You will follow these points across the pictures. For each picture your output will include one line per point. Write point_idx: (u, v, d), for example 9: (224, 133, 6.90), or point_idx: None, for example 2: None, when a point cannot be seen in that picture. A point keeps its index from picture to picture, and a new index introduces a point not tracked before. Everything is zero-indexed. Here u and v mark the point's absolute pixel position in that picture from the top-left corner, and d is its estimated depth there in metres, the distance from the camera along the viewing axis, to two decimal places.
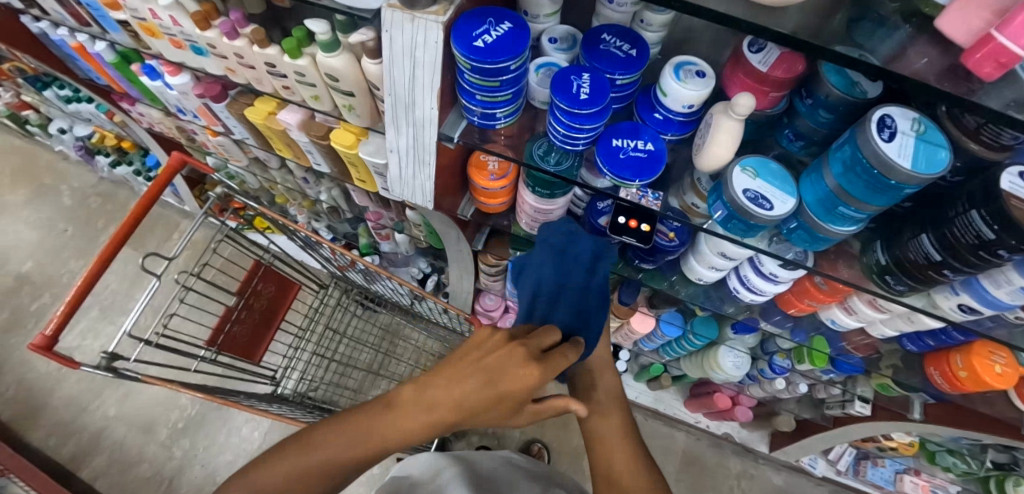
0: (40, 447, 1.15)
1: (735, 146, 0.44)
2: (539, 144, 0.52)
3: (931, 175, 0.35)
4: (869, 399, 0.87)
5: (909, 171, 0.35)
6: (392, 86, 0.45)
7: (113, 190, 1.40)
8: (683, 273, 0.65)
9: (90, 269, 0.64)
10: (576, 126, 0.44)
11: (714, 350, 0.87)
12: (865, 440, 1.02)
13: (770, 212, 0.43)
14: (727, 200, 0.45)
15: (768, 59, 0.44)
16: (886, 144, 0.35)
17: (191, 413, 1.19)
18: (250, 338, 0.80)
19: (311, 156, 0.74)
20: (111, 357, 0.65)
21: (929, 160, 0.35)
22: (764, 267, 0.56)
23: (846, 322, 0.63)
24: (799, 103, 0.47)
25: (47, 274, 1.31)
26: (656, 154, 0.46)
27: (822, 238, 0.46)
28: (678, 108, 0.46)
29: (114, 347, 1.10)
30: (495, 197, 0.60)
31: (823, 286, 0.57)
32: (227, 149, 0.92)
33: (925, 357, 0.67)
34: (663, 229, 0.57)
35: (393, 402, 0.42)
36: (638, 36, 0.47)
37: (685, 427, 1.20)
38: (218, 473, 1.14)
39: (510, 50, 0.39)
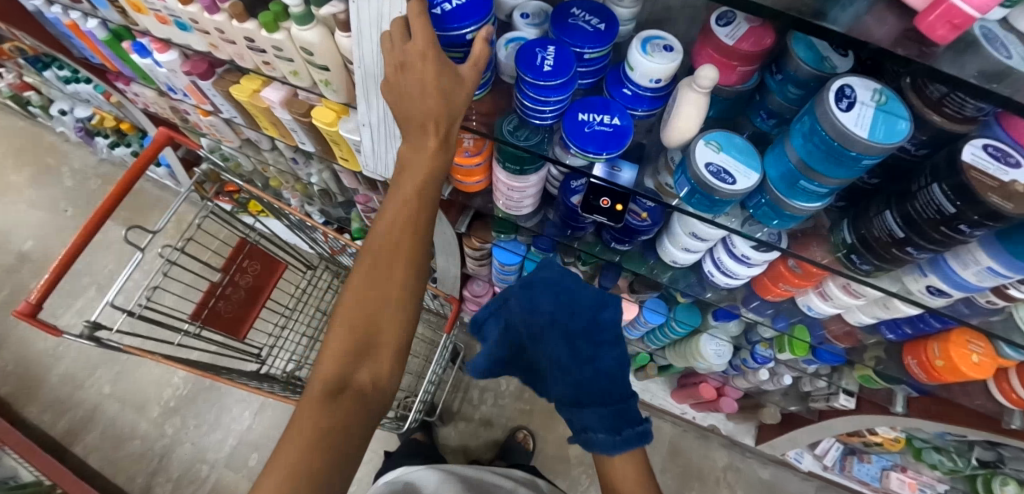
0: (36, 422, 1.18)
1: (700, 119, 0.44)
2: (509, 120, 0.51)
3: (889, 144, 0.34)
4: (854, 391, 0.87)
5: (866, 140, 0.34)
6: (361, 57, 0.45)
7: (112, 172, 1.42)
8: (659, 257, 0.65)
9: (74, 239, 0.65)
10: (542, 99, 0.44)
11: (696, 338, 0.86)
12: (852, 435, 1.01)
13: (733, 186, 0.43)
14: (692, 177, 0.44)
15: (734, 34, 0.44)
16: (843, 114, 0.35)
17: (183, 392, 1.21)
18: (236, 314, 0.81)
19: (296, 134, 0.74)
20: (93, 326, 0.66)
21: (888, 130, 0.35)
22: (737, 248, 0.56)
23: (823, 309, 0.62)
24: (770, 79, 0.47)
25: (46, 253, 1.33)
26: (622, 128, 0.46)
27: (789, 215, 0.46)
28: (646, 83, 0.46)
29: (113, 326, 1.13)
30: (472, 176, 0.60)
31: (797, 270, 0.57)
32: (219, 129, 0.93)
33: (905, 346, 0.66)
34: (636, 209, 0.57)
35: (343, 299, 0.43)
36: (609, 12, 0.48)
37: (672, 418, 1.19)
38: (208, 452, 1.16)
39: (472, 20, 0.39)
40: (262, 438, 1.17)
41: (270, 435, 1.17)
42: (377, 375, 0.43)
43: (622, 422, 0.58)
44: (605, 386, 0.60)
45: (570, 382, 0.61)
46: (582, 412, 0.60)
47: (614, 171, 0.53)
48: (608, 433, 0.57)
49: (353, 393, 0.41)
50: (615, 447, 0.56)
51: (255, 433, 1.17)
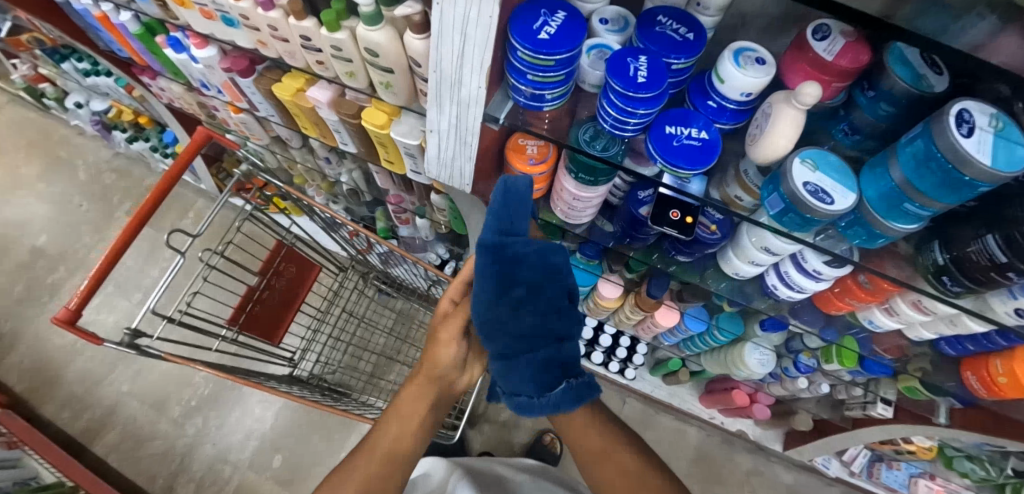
0: (53, 421, 1.15)
1: (796, 136, 0.43)
2: (585, 129, 0.49)
3: (1009, 172, 0.33)
4: (892, 401, 0.86)
5: (986, 167, 0.33)
6: (438, 62, 0.43)
7: (127, 166, 1.39)
8: (719, 268, 0.64)
9: (115, 243, 0.63)
10: (630, 110, 0.43)
11: (738, 346, 0.85)
12: (883, 442, 1.01)
13: (831, 206, 0.42)
14: (785, 193, 0.43)
15: (831, 49, 0.43)
16: (964, 139, 0.34)
17: (204, 392, 1.19)
18: (272, 320, 0.79)
19: (338, 135, 0.72)
20: (134, 334, 0.64)
21: (1009, 157, 0.34)
22: (808, 263, 0.55)
23: (885, 323, 0.62)
24: (859, 96, 0.46)
25: (61, 248, 1.30)
26: (710, 143, 0.45)
27: (880, 235, 0.45)
28: (734, 96, 0.45)
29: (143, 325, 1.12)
30: (529, 183, 0.58)
31: (866, 285, 0.56)
32: (249, 126, 0.91)
33: (962, 360, 0.65)
34: (704, 221, 0.56)
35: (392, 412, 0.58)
36: (695, 21, 0.46)
37: (698, 423, 1.19)
38: (230, 452, 1.14)
39: (569, 41, 0.40)
40: (286, 439, 1.16)
41: (292, 436, 1.15)
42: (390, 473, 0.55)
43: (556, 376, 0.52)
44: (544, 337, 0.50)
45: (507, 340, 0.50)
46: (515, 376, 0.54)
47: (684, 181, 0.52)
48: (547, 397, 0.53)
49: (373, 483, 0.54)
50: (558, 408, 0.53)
51: (278, 434, 1.16)
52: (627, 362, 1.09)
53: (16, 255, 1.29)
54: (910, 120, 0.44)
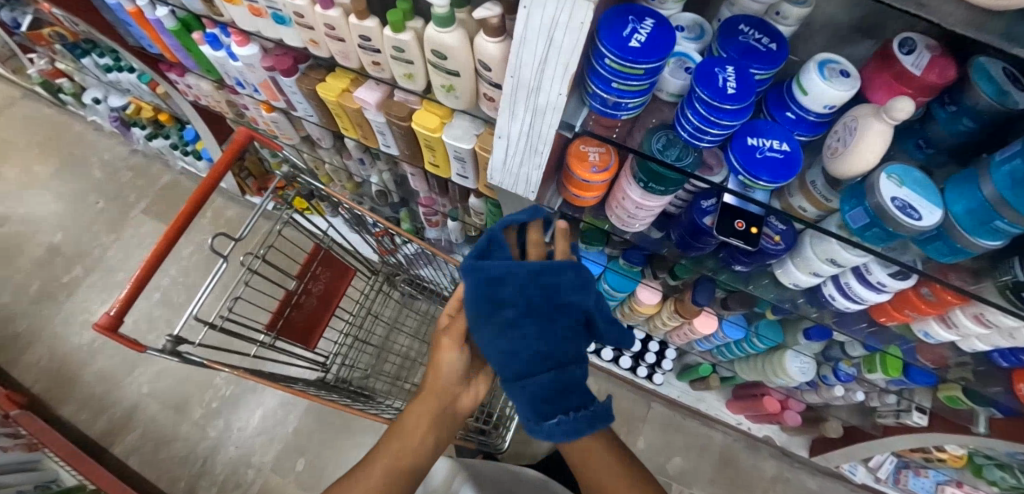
0: (73, 421, 1.15)
1: (882, 150, 0.42)
2: (657, 137, 0.48)
3: None
4: (927, 409, 0.86)
5: None
6: (517, 67, 0.41)
7: (144, 164, 1.42)
8: (775, 279, 0.63)
9: (157, 248, 0.61)
10: (714, 121, 0.42)
11: (779, 353, 0.85)
12: (913, 450, 1.00)
13: (919, 221, 0.41)
14: (870, 205, 0.43)
15: (917, 63, 0.43)
16: None
17: (225, 393, 1.19)
18: (308, 324, 0.78)
19: (382, 137, 0.70)
20: (176, 341, 0.62)
21: None
22: (871, 275, 0.54)
23: (941, 335, 0.61)
24: (939, 110, 0.45)
25: (78, 246, 1.33)
26: (792, 156, 0.44)
27: (964, 251, 0.44)
28: (816, 108, 0.44)
29: (183, 334, 1.10)
30: (589, 190, 0.57)
31: (930, 297, 0.55)
32: (280, 125, 0.89)
33: (1014, 371, 0.62)
34: (769, 231, 0.55)
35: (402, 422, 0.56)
36: (775, 29, 0.45)
37: (723, 428, 1.20)
38: (252, 455, 1.14)
39: (660, 51, 0.38)
40: (310, 441, 1.15)
41: (315, 438, 1.15)
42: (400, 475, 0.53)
43: (574, 400, 0.54)
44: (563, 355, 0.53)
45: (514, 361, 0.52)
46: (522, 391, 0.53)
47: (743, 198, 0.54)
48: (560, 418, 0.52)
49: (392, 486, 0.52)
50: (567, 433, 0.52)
51: (301, 437, 1.15)
52: (656, 368, 1.10)
53: (32, 253, 1.32)
54: (996, 134, 0.43)
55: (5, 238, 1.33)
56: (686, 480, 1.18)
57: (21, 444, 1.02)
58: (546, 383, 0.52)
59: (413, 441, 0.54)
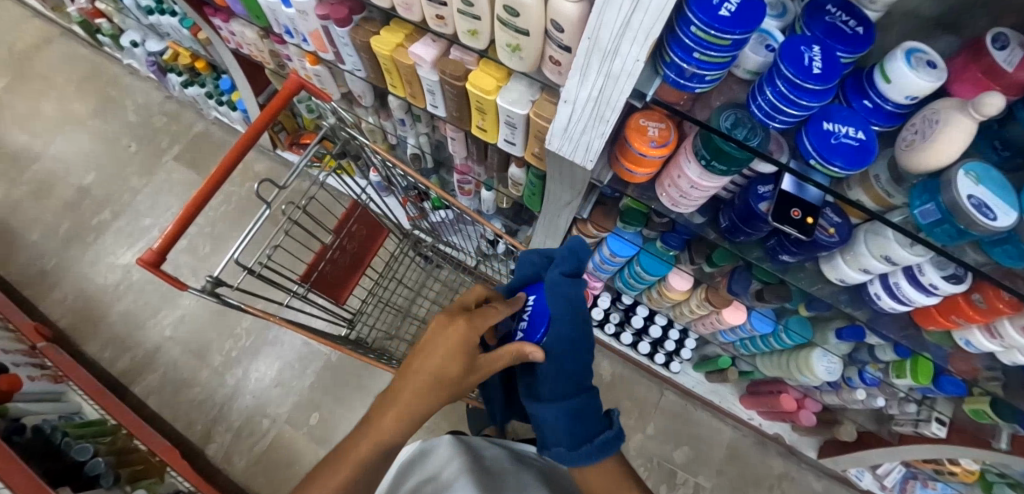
0: (96, 358, 1.18)
1: (965, 145, 0.40)
2: (726, 115, 0.46)
3: None
4: (947, 421, 0.87)
5: None
6: (595, 29, 0.38)
7: (178, 111, 1.42)
8: (821, 273, 0.63)
9: (199, 191, 0.61)
10: (793, 101, 0.41)
11: (807, 351, 0.86)
12: (925, 461, 1.01)
13: (994, 222, 0.40)
14: (943, 200, 0.41)
15: (1010, 59, 0.40)
16: None
17: (246, 343, 1.21)
18: (339, 280, 0.79)
19: (431, 97, 0.70)
20: (216, 282, 0.63)
21: None
22: (924, 276, 0.53)
23: (984, 345, 0.60)
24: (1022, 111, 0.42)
25: (108, 189, 1.34)
26: (868, 144, 0.42)
27: None
28: (897, 98, 0.42)
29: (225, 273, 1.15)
30: (643, 166, 0.56)
31: (981, 304, 0.53)
32: (323, 80, 0.89)
33: None
34: (823, 223, 0.54)
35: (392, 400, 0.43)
36: (862, 13, 0.43)
37: (734, 422, 1.26)
38: (268, 406, 1.16)
39: (751, 22, 0.37)
40: (326, 397, 1.18)
41: (332, 394, 1.17)
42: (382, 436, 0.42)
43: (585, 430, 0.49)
44: (572, 382, 0.51)
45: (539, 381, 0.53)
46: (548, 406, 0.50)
47: (801, 184, 0.53)
48: (568, 445, 0.48)
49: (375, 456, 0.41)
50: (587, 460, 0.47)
51: (319, 393, 1.18)
52: (674, 355, 1.16)
53: (63, 193, 1.33)
54: None
55: (38, 175, 1.35)
56: (693, 467, 1.23)
57: (47, 374, 1.04)
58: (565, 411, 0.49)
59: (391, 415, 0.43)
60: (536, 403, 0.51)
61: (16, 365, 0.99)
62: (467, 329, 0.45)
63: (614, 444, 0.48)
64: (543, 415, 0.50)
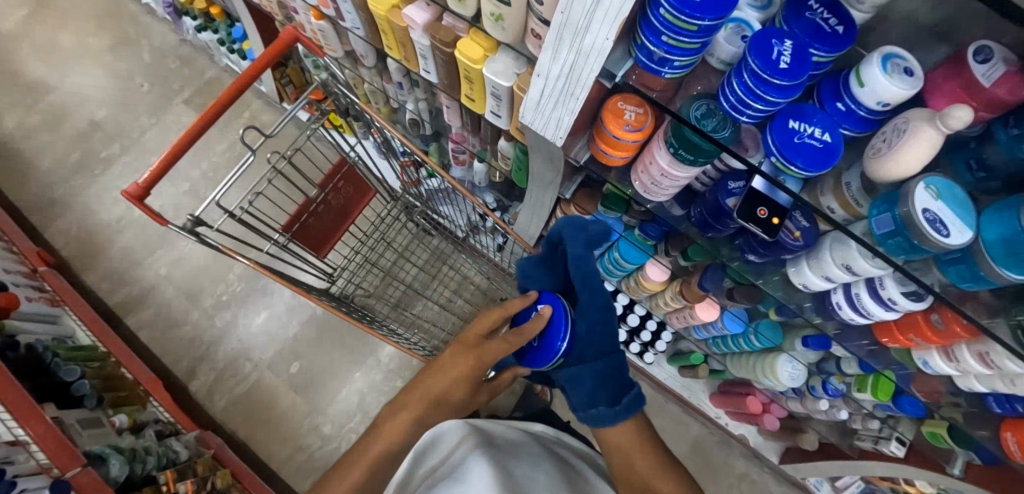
0: (94, 288, 1.23)
1: (928, 158, 0.39)
2: (698, 105, 0.46)
3: None
4: (906, 442, 0.88)
5: None
6: (568, 4, 0.38)
7: (192, 56, 1.44)
8: (788, 277, 0.62)
9: (185, 134, 0.62)
10: (758, 95, 0.40)
11: (773, 356, 0.86)
12: (883, 478, 1.03)
13: (947, 238, 0.39)
14: (899, 213, 0.41)
15: (993, 75, 0.39)
16: None
17: (236, 288, 1.25)
18: (321, 234, 0.81)
19: (423, 61, 0.70)
20: (196, 222, 0.65)
21: None
22: (884, 290, 0.53)
23: (941, 368, 0.60)
24: (999, 132, 0.41)
25: (119, 126, 1.37)
26: (833, 147, 0.42)
27: (985, 280, 0.41)
28: (868, 103, 0.42)
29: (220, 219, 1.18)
30: (618, 149, 0.56)
31: (940, 326, 0.53)
32: (326, 36, 0.89)
33: (1003, 420, 0.61)
34: (790, 226, 0.54)
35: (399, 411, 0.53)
36: (847, 12, 0.41)
37: (702, 419, 1.28)
38: (252, 350, 1.21)
39: (722, 9, 0.36)
40: (307, 349, 1.22)
41: (313, 344, 1.21)
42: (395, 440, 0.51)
43: (616, 389, 0.56)
44: (598, 348, 0.61)
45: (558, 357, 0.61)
46: (570, 368, 0.59)
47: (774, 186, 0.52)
48: (607, 403, 0.53)
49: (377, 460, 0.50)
50: (615, 416, 0.52)
51: (302, 343, 1.22)
52: (649, 346, 1.17)
53: (75, 126, 1.37)
54: None
55: (52, 107, 1.38)
56: None
57: (45, 297, 1.09)
58: (592, 370, 0.57)
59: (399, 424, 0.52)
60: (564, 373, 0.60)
61: (16, 285, 1.03)
62: (474, 363, 0.57)
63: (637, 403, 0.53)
64: (572, 377, 0.58)
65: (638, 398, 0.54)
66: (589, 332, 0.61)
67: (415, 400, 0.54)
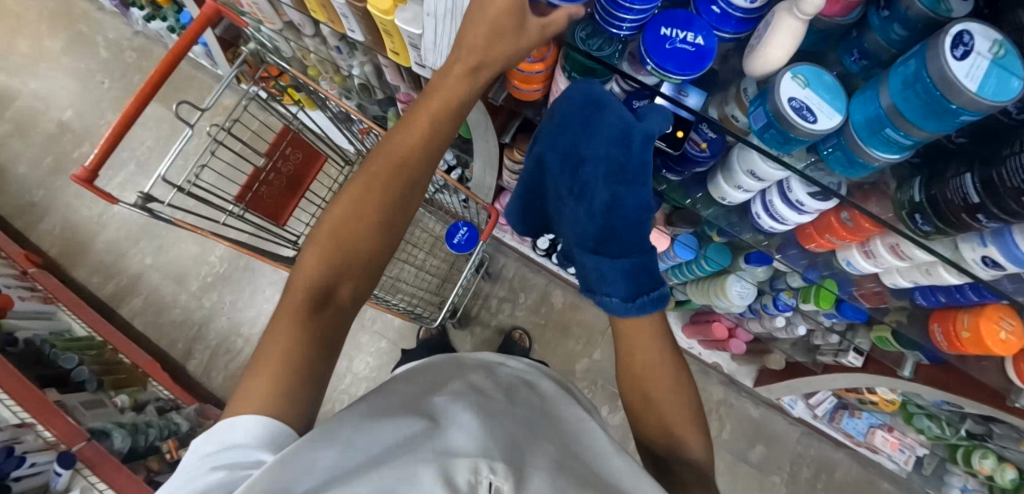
0: (85, 283, 1.29)
1: (792, 49, 0.40)
2: (583, 27, 0.48)
3: (997, 102, 0.31)
4: (863, 351, 0.91)
5: (973, 94, 0.31)
6: None
7: (147, 47, 1.45)
8: (709, 192, 0.64)
9: (117, 121, 0.65)
10: (625, 6, 0.41)
11: (723, 277, 0.89)
12: (850, 391, 1.07)
13: (814, 125, 0.41)
14: (769, 107, 0.42)
15: (964, 8, 0.37)
16: (957, 62, 0.32)
17: (219, 270, 1.30)
18: (278, 202, 0.84)
19: (346, 20, 0.71)
20: (146, 198, 0.68)
21: (1000, 86, 0.31)
22: (792, 193, 0.55)
23: (862, 266, 0.62)
24: (873, 16, 0.42)
25: (85, 124, 1.40)
26: (705, 49, 0.43)
27: (860, 164, 0.44)
28: (738, 2, 0.41)
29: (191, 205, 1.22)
30: (530, 83, 0.58)
31: (848, 223, 0.55)
32: (261, 9, 0.88)
33: (933, 313, 0.66)
34: (696, 137, 0.55)
35: (320, 257, 0.43)
36: None
37: (679, 351, 1.32)
38: (242, 326, 1.27)
39: None
40: None
41: None
42: (353, 289, 0.44)
43: (644, 281, 0.48)
44: (636, 240, 0.48)
45: (598, 221, 0.50)
46: (598, 261, 0.50)
47: (680, 94, 0.51)
48: (623, 297, 0.47)
49: (334, 305, 0.42)
50: (627, 313, 0.47)
51: None
52: None
53: (44, 129, 1.39)
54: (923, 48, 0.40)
55: (19, 112, 1.40)
56: None
57: (38, 296, 1.14)
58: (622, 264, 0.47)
59: (305, 275, 0.42)
60: (590, 259, 0.51)
61: (7, 287, 1.09)
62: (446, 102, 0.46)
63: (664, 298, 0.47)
64: (600, 269, 0.49)
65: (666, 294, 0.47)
66: (610, 173, 0.48)
67: (339, 229, 0.44)
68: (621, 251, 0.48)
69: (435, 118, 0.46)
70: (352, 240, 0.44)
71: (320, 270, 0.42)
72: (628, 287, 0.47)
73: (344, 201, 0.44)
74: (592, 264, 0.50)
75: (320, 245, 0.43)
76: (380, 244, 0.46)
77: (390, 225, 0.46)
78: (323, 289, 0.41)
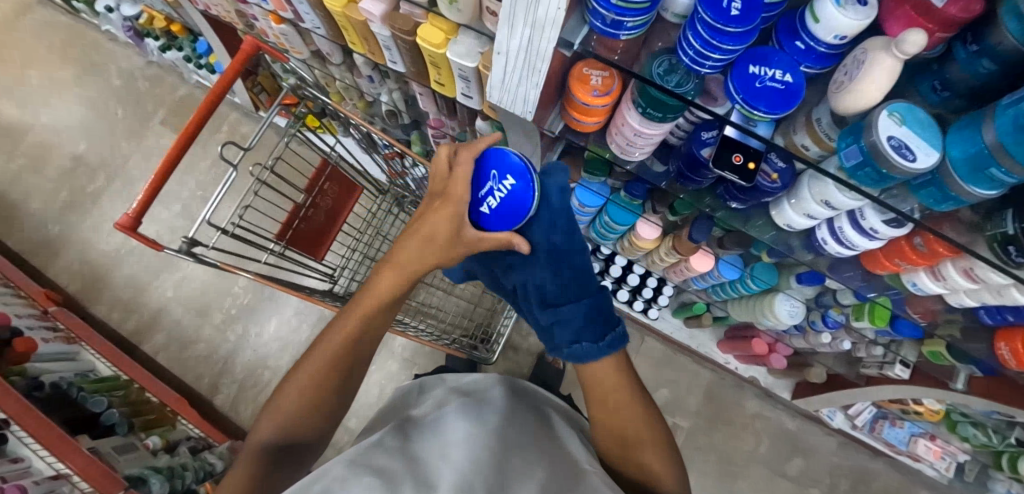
0: (105, 319, 1.26)
1: (889, 87, 0.39)
2: (660, 62, 0.47)
3: None
4: (911, 363, 0.90)
5: None
6: None
7: (161, 75, 1.43)
8: (771, 218, 0.63)
9: (159, 168, 0.63)
10: (715, 45, 0.40)
11: (769, 296, 0.88)
12: (893, 402, 1.06)
13: (913, 163, 0.40)
14: (866, 143, 0.41)
15: None
16: None
17: (243, 301, 1.28)
18: (316, 234, 0.82)
19: (388, 52, 0.70)
20: (191, 242, 0.66)
21: None
22: (866, 220, 0.54)
23: (929, 287, 0.61)
24: (959, 49, 0.41)
25: (100, 156, 1.37)
26: (795, 87, 0.42)
27: (955, 198, 0.42)
28: (826, 38, 0.40)
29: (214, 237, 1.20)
30: (591, 115, 0.57)
31: (921, 248, 0.54)
32: (290, 39, 0.88)
33: (998, 331, 0.64)
34: (768, 169, 0.54)
35: (279, 406, 0.46)
36: None
37: (712, 365, 1.30)
38: (268, 358, 1.24)
39: None
40: None
41: None
42: (315, 434, 0.47)
43: (602, 325, 0.52)
44: (583, 286, 0.55)
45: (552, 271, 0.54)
46: (559, 310, 0.53)
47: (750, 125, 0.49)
48: (593, 340, 0.51)
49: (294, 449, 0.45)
50: (599, 354, 0.50)
51: None
52: (653, 303, 1.17)
53: (58, 164, 1.36)
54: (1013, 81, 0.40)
55: (32, 146, 1.37)
56: (671, 409, 1.29)
57: (61, 337, 1.11)
58: (581, 309, 0.52)
59: (268, 424, 0.45)
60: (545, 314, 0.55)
61: (30, 328, 1.06)
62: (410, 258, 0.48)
63: (621, 339, 0.52)
64: (559, 317, 0.53)
65: (623, 335, 0.52)
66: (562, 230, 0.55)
67: (305, 372, 0.47)
68: (581, 294, 0.54)
69: (397, 280, 0.49)
70: (315, 393, 0.46)
71: (276, 432, 0.45)
72: (593, 331, 0.51)
73: (306, 356, 0.48)
74: (547, 316, 0.54)
75: (287, 395, 0.46)
76: (342, 390, 0.49)
77: (350, 373, 0.49)
78: (284, 436, 0.45)
